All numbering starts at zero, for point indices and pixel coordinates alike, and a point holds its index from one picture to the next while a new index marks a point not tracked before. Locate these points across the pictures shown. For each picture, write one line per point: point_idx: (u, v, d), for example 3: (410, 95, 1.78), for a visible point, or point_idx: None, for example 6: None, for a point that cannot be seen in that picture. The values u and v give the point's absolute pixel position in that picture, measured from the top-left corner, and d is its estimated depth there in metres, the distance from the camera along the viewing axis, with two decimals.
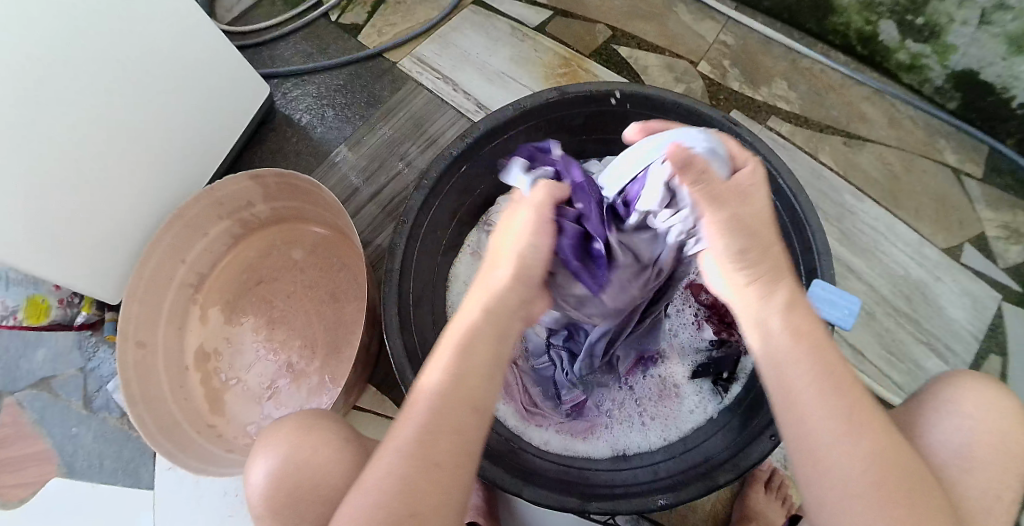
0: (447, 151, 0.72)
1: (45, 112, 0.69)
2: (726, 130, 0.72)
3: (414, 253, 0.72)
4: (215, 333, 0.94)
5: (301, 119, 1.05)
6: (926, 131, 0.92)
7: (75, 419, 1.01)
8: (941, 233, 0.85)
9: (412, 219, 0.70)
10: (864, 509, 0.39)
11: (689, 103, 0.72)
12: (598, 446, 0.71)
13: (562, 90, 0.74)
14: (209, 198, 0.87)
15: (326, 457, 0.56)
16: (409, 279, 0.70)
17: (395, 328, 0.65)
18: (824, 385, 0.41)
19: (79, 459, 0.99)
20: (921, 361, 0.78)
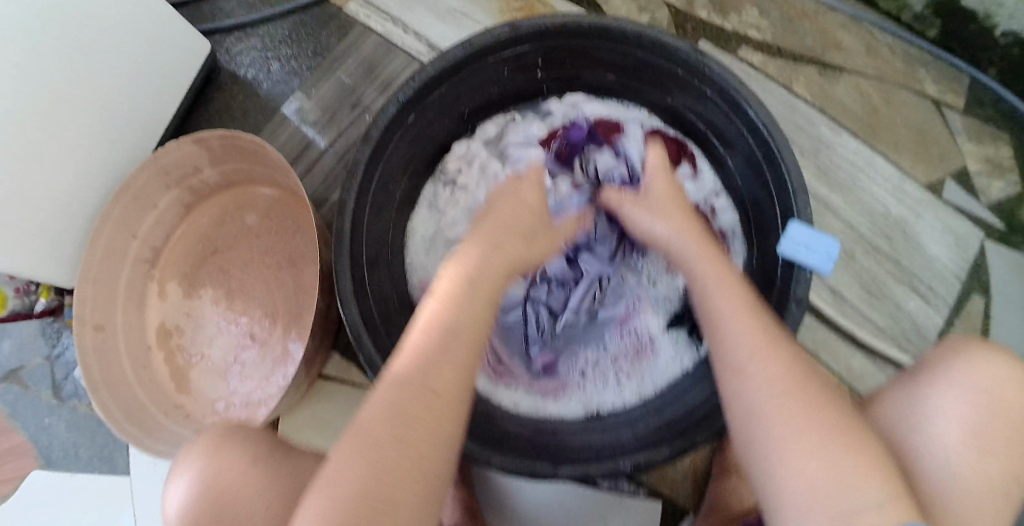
0: (394, 98, 0.67)
1: None
2: (690, 61, 0.67)
3: (366, 211, 0.67)
4: (176, 309, 0.90)
5: (246, 74, 0.98)
6: (905, 61, 0.86)
7: (46, 409, 0.98)
8: (921, 166, 0.82)
9: (361, 176, 0.65)
10: (790, 427, 0.42)
11: (653, 33, 0.67)
12: (570, 406, 0.69)
13: (512, 25, 0.67)
14: (155, 168, 0.81)
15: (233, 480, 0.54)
16: (363, 237, 0.66)
17: (349, 295, 0.61)
18: (759, 338, 0.47)
19: (55, 450, 0.97)
20: (903, 302, 0.76)
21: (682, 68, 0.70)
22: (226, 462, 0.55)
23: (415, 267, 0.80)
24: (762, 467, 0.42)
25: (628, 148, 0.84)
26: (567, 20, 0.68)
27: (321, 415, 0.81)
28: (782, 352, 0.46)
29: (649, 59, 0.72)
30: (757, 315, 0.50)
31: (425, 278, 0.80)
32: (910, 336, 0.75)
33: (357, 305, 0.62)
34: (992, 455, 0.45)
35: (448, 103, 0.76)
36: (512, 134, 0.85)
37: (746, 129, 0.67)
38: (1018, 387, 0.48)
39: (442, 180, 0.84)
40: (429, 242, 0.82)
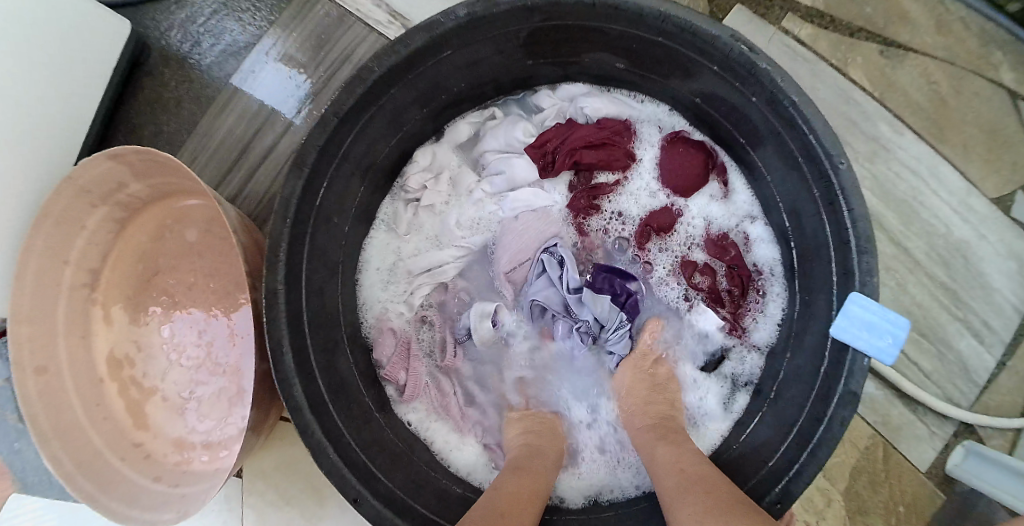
0: (335, 107, 0.52)
1: None
2: (736, 56, 0.52)
3: (304, 252, 0.56)
4: (123, 336, 0.80)
5: (178, 51, 0.82)
6: (980, 39, 0.72)
7: (15, 434, 0.89)
8: (990, 177, 0.69)
9: (293, 215, 0.52)
10: None
11: (682, 16, 0.52)
12: (568, 488, 0.62)
13: (491, 2, 0.52)
14: (73, 187, 0.68)
15: None
16: (301, 289, 0.55)
17: (291, 364, 0.51)
18: (682, 467, 0.48)
19: (27, 475, 0.90)
20: (954, 342, 0.66)
21: (713, 56, 0.55)
22: None
23: (369, 302, 0.69)
24: None
25: (642, 156, 0.71)
26: None
27: (289, 460, 0.74)
28: (692, 495, 0.44)
29: (667, 41, 0.57)
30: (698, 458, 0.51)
31: (382, 315, 0.69)
32: (960, 382, 0.65)
33: (301, 377, 0.52)
34: None
35: (410, 100, 0.61)
36: (489, 138, 0.71)
37: (797, 144, 0.54)
38: None
39: (404, 196, 0.71)
40: (387, 274, 0.70)
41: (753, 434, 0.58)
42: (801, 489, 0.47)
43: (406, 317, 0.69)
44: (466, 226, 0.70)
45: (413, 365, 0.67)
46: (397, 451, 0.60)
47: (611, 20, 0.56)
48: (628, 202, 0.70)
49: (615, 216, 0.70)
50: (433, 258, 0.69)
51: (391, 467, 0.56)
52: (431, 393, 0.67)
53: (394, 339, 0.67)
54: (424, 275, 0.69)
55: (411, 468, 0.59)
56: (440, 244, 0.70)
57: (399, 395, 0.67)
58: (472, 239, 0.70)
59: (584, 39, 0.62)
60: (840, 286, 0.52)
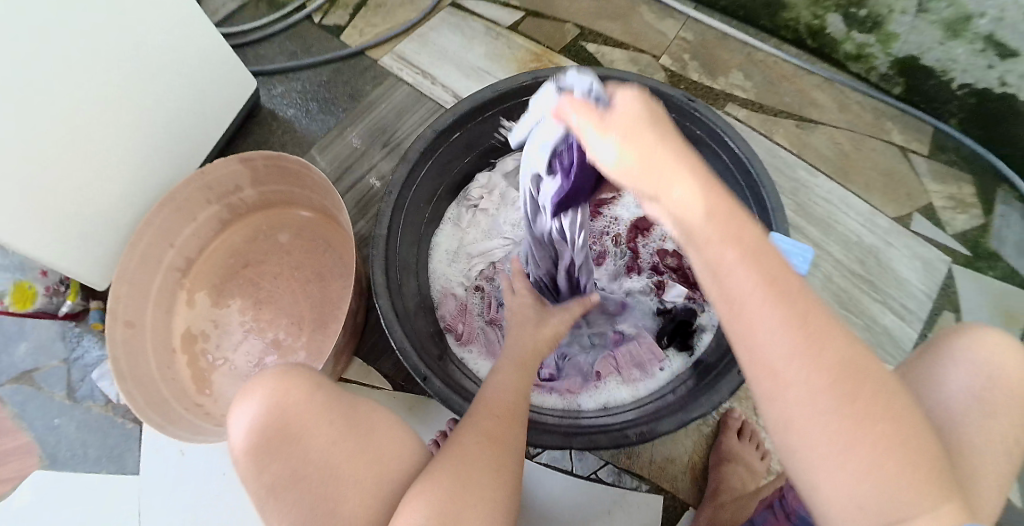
0: (431, 129, 0.80)
1: (64, 98, 0.74)
2: (683, 106, 0.80)
3: (401, 219, 0.81)
4: (203, 316, 0.97)
5: (287, 113, 1.11)
6: (874, 115, 0.98)
7: (57, 409, 0.98)
8: (890, 204, 0.91)
9: (396, 191, 0.79)
10: (822, 423, 0.35)
11: (649, 83, 0.80)
12: (587, 401, 0.79)
13: (533, 75, 0.82)
14: (201, 181, 0.92)
15: (306, 408, 0.52)
16: (396, 244, 0.80)
17: (383, 288, 0.73)
18: (787, 302, 0.35)
19: (61, 450, 0.96)
20: (879, 318, 0.83)
21: (675, 113, 0.82)
22: (295, 392, 0.53)
23: (436, 277, 0.93)
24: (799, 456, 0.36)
25: None
26: None
27: None
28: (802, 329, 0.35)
29: None
30: (790, 279, 0.35)
31: (445, 285, 0.92)
32: (890, 348, 0.81)
33: (389, 297, 0.74)
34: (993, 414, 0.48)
35: (474, 138, 0.89)
36: None
37: (731, 160, 0.80)
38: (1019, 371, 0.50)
39: (466, 203, 0.97)
40: (451, 255, 0.95)
41: (711, 354, 0.77)
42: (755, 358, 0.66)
43: (465, 286, 0.92)
44: (511, 223, 0.95)
45: (467, 320, 0.89)
46: (456, 368, 0.80)
47: None
48: (622, 211, 0.91)
49: (612, 221, 0.91)
50: (485, 246, 0.94)
51: (447, 372, 0.76)
52: (481, 340, 0.88)
53: (455, 302, 0.91)
54: (480, 257, 0.94)
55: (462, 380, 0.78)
56: (491, 236, 0.95)
57: (457, 341, 0.88)
58: (515, 233, 0.95)
59: None
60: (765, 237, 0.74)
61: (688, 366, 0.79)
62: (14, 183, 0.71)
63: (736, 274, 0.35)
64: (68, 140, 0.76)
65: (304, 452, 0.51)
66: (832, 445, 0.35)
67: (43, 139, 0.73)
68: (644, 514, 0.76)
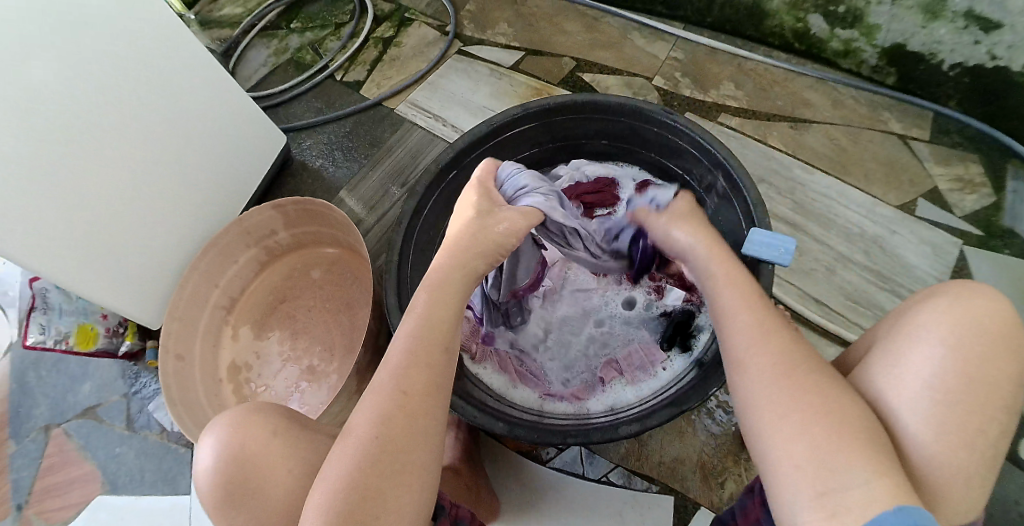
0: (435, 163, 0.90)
1: (122, 158, 0.88)
2: (665, 121, 0.89)
3: (411, 246, 0.89)
4: (245, 348, 1.07)
5: (317, 164, 1.24)
6: (869, 107, 0.98)
7: (118, 440, 1.10)
8: (892, 192, 0.89)
9: (406, 221, 0.88)
10: (778, 398, 0.45)
11: (630, 103, 0.90)
12: (594, 405, 0.80)
13: (523, 106, 0.92)
14: (239, 228, 1.03)
15: (268, 455, 0.60)
16: (406, 266, 0.87)
17: (394, 305, 0.81)
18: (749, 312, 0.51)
19: (120, 477, 1.08)
20: (887, 306, 0.80)
21: (655, 126, 0.92)
22: (256, 439, 0.61)
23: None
24: (753, 428, 0.46)
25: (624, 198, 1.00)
26: (562, 99, 0.92)
27: None
28: (767, 340, 0.48)
29: (630, 122, 0.94)
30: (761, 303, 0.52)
31: None
32: None
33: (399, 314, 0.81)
34: (952, 407, 0.41)
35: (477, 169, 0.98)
36: None
37: (714, 164, 0.86)
38: (987, 347, 0.42)
39: None
40: None
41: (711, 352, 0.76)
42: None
43: None
44: None
45: None
46: None
47: (600, 119, 0.96)
48: None
49: None
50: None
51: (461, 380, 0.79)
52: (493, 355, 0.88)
53: None
54: None
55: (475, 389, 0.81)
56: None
57: (471, 358, 0.85)
58: None
59: (588, 134, 1.00)
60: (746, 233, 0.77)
61: (688, 364, 0.80)
62: (81, 233, 0.84)
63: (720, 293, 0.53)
64: (125, 196, 0.89)
65: (266, 494, 0.59)
66: (777, 410, 0.45)
67: (108, 194, 0.87)
68: (656, 515, 0.76)
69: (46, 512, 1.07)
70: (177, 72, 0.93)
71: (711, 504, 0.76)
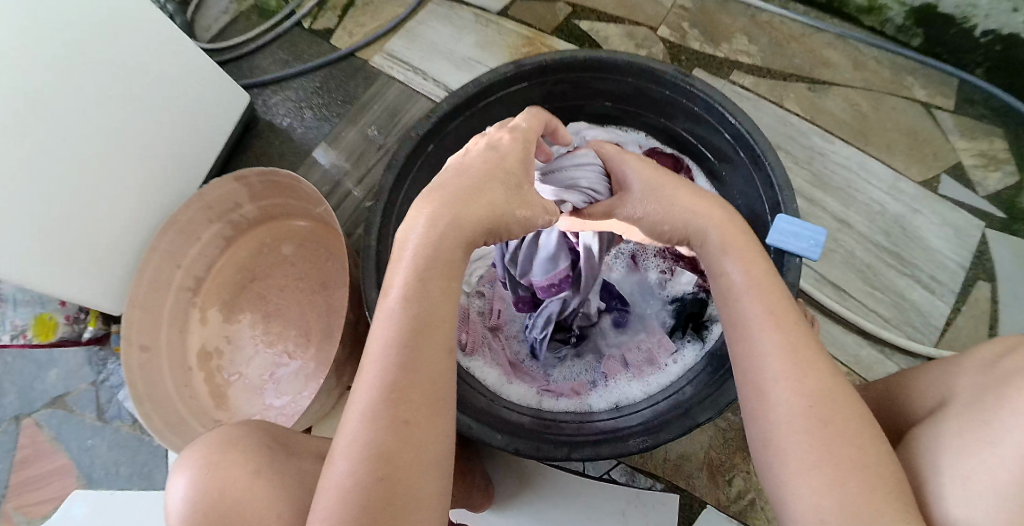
0: (414, 131, 0.78)
1: (57, 129, 0.75)
2: (678, 83, 0.79)
3: (393, 226, 0.77)
4: (216, 333, 0.97)
5: (283, 123, 1.10)
6: (892, 70, 0.91)
7: (90, 431, 1.02)
8: (915, 167, 0.84)
9: (385, 197, 0.76)
10: (813, 439, 0.41)
11: (641, 62, 0.79)
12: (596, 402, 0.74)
13: (518, 63, 0.80)
14: (200, 202, 0.92)
15: (247, 498, 0.48)
16: (386, 248, 0.75)
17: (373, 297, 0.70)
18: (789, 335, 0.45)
19: (96, 470, 1.01)
20: (907, 293, 0.77)
21: (668, 89, 0.81)
22: (233, 476, 0.49)
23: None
24: (783, 461, 0.42)
25: None
26: (563, 57, 0.81)
27: None
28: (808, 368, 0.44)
29: (639, 84, 0.83)
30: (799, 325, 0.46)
31: None
32: (918, 324, 0.76)
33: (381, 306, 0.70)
34: None
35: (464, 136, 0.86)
36: None
37: (732, 137, 0.76)
38: None
39: None
40: None
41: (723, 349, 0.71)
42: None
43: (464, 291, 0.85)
44: None
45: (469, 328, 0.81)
46: None
47: (604, 79, 0.85)
48: None
49: None
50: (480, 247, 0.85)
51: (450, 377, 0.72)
52: (484, 348, 0.79)
53: None
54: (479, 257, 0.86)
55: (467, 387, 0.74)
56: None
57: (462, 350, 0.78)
58: None
59: (590, 94, 0.89)
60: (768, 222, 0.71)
61: (700, 357, 0.74)
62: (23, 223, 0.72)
63: (747, 300, 0.48)
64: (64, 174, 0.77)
65: None
66: (812, 451, 0.41)
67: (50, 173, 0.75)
68: (661, 513, 0.75)
69: (27, 506, 1.00)
70: (117, 27, 0.80)
71: (717, 502, 0.75)
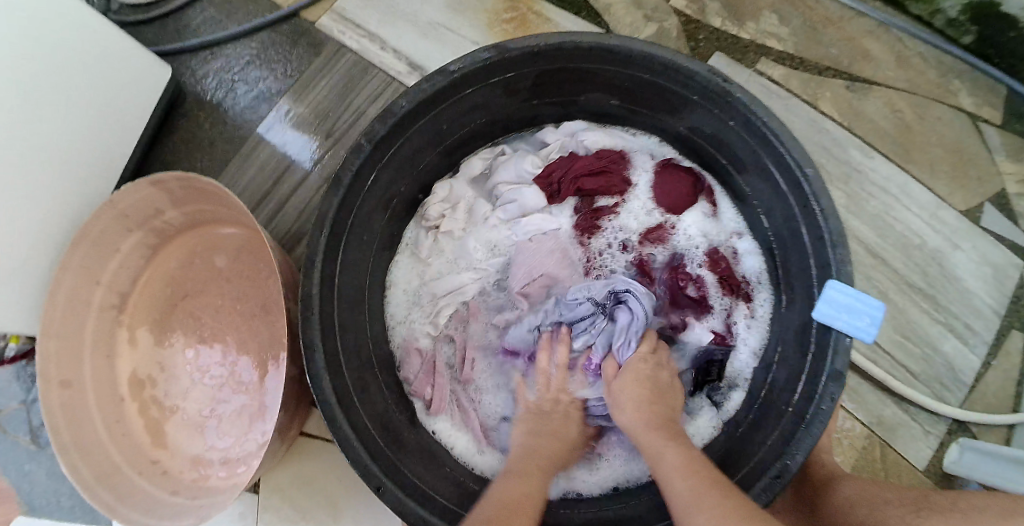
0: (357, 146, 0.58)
1: None
2: (712, 88, 0.58)
3: (336, 267, 0.61)
4: (147, 357, 0.83)
5: (213, 99, 0.91)
6: (938, 71, 0.79)
7: (25, 456, 0.88)
8: (958, 193, 0.75)
9: (328, 228, 0.57)
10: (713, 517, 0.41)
11: (662, 55, 0.58)
12: (591, 483, 0.67)
13: (499, 47, 0.58)
14: (114, 211, 0.74)
15: None
16: (333, 296, 0.60)
17: (320, 368, 0.55)
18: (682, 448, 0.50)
19: (37, 496, 0.88)
20: (938, 344, 0.70)
21: (695, 91, 0.61)
22: None
23: (397, 325, 0.75)
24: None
25: (637, 181, 0.75)
26: (559, 40, 0.59)
27: (306, 477, 0.76)
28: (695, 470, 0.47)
29: (655, 80, 0.63)
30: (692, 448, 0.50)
31: (409, 335, 0.74)
32: (946, 381, 0.69)
33: (329, 379, 0.56)
34: None
35: (429, 136, 0.67)
36: (501, 171, 0.76)
37: (774, 164, 0.59)
38: None
39: (426, 225, 0.76)
40: (413, 295, 0.76)
41: (744, 433, 0.63)
42: (798, 465, 0.50)
43: (432, 336, 0.73)
44: (483, 246, 0.75)
45: (436, 381, 0.71)
46: (428, 455, 0.66)
47: (614, 66, 0.63)
48: (628, 219, 0.74)
49: (618, 235, 0.74)
50: (452, 281, 0.74)
51: (417, 459, 0.63)
52: (453, 408, 0.71)
53: (420, 358, 0.73)
54: (447, 297, 0.74)
55: (435, 466, 0.65)
56: (458, 268, 0.75)
57: (426, 410, 0.71)
58: (490, 261, 0.75)
59: (590, 83, 0.68)
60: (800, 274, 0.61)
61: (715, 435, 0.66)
62: None
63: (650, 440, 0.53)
64: None
65: None
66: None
67: None
68: None
69: None
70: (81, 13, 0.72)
71: None
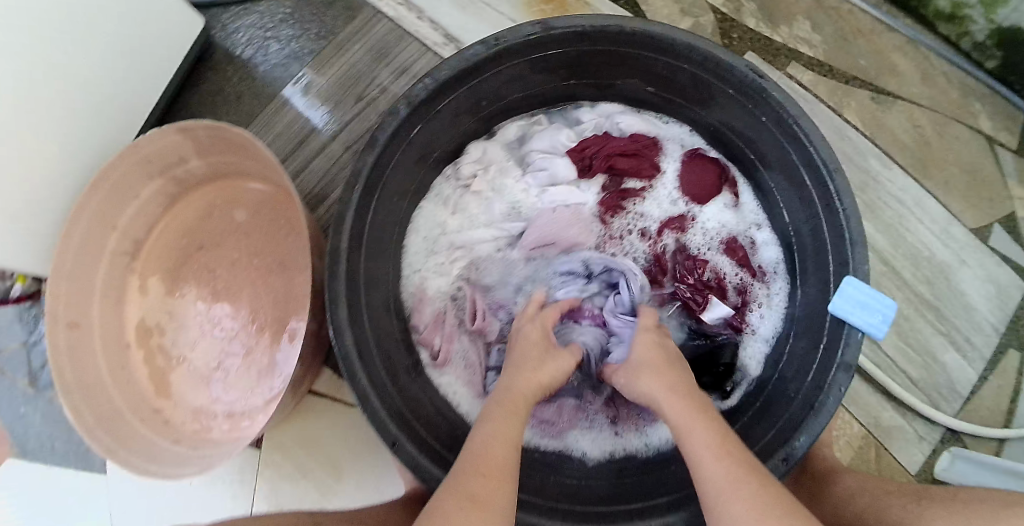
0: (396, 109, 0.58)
1: None
2: (749, 83, 0.59)
3: (365, 223, 0.61)
4: (156, 306, 0.83)
5: (243, 54, 0.91)
6: (960, 91, 0.80)
7: (22, 397, 0.88)
8: (970, 211, 0.77)
9: (362, 184, 0.58)
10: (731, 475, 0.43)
11: (704, 47, 0.59)
12: (587, 447, 0.68)
13: (546, 23, 0.59)
14: (136, 156, 0.74)
15: None
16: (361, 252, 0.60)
17: (342, 321, 0.55)
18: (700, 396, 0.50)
19: (31, 439, 0.87)
20: (938, 354, 0.73)
21: (730, 85, 0.62)
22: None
23: (411, 272, 0.74)
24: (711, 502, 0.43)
25: (665, 169, 0.76)
26: (606, 23, 0.60)
27: (311, 435, 0.76)
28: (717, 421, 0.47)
29: (693, 72, 0.64)
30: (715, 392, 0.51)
31: (421, 283, 0.74)
32: (944, 391, 0.72)
33: (351, 332, 0.56)
34: None
35: (466, 106, 0.68)
36: (536, 139, 0.77)
37: (803, 164, 0.61)
38: None
39: (453, 181, 0.77)
40: (430, 242, 0.75)
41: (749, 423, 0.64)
42: (804, 450, 0.52)
43: (443, 286, 0.74)
44: (506, 208, 0.76)
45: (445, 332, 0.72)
46: (432, 407, 0.66)
47: (655, 55, 0.64)
48: (650, 206, 0.76)
49: (638, 217, 0.76)
50: (468, 237, 0.75)
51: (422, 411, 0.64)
52: (457, 362, 0.72)
53: (429, 308, 0.73)
54: (462, 251, 0.75)
55: (432, 415, 0.65)
56: (477, 224, 0.76)
57: (432, 362, 0.71)
58: (511, 225, 0.76)
59: (628, 70, 0.69)
60: (817, 272, 0.63)
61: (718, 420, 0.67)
62: None
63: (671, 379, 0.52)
64: None
65: None
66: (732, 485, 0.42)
67: None
68: None
69: None
70: None
71: None
